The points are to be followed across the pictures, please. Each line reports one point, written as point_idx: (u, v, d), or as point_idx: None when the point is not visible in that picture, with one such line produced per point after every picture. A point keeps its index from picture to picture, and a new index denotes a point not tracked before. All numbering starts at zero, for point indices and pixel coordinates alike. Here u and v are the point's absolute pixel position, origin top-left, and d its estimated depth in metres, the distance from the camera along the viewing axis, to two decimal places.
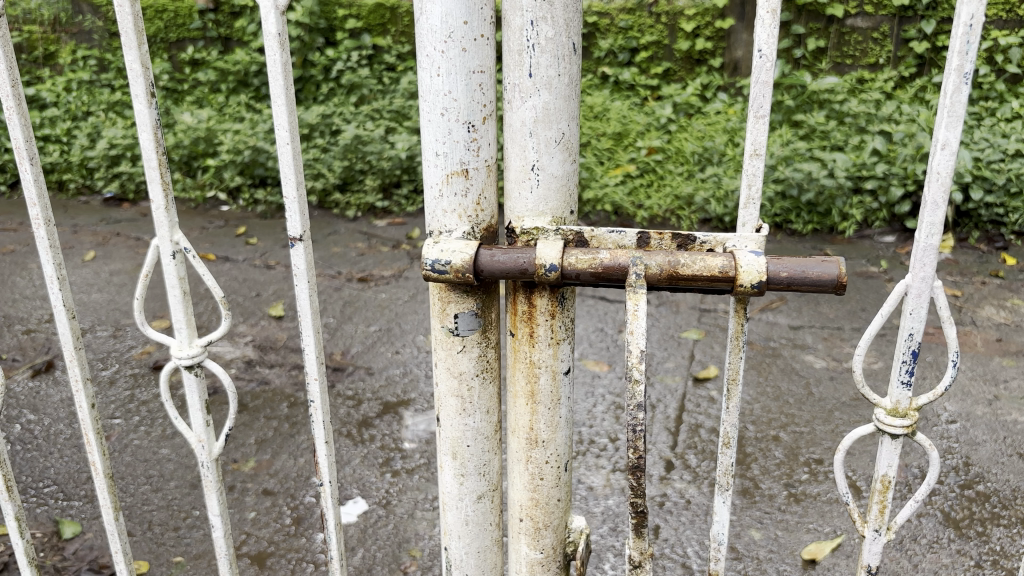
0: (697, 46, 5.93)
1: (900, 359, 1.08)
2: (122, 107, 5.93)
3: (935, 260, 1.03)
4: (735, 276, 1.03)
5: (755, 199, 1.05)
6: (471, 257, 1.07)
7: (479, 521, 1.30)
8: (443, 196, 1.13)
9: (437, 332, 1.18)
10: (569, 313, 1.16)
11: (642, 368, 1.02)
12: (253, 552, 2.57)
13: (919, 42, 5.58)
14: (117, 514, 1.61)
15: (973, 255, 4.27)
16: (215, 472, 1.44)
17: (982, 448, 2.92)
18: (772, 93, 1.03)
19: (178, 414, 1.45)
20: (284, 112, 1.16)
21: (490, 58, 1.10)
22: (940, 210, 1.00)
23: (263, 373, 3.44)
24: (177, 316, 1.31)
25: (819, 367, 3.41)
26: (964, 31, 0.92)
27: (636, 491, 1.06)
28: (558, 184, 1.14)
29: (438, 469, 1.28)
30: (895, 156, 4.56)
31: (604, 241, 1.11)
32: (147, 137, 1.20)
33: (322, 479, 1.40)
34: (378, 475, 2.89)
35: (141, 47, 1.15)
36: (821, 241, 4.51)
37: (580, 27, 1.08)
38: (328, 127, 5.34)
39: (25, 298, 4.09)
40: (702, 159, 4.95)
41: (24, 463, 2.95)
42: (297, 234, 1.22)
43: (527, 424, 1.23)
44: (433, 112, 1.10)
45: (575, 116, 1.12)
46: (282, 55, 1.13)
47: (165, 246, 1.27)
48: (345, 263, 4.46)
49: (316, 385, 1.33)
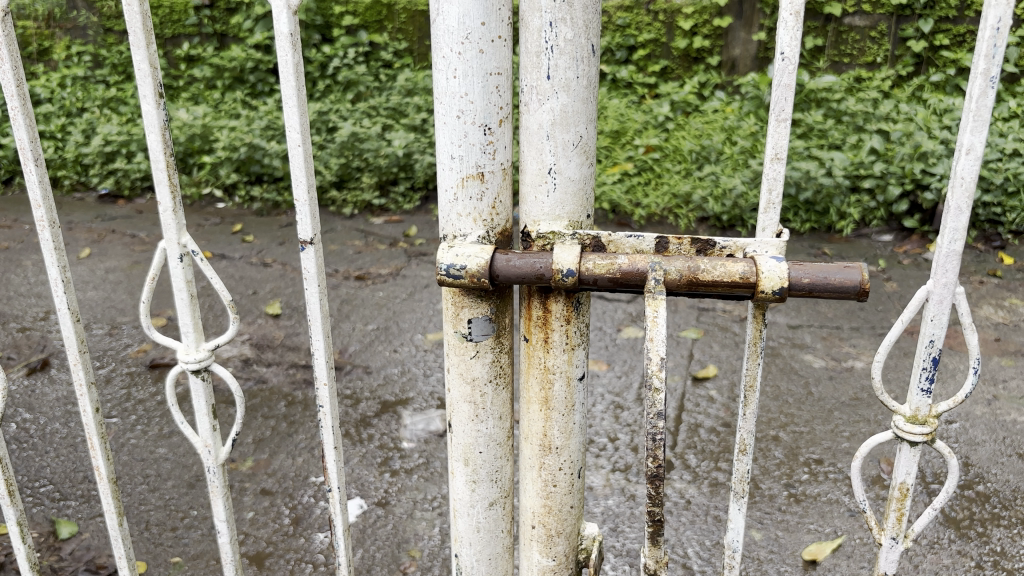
0: (695, 44, 5.92)
1: (920, 366, 1.07)
2: (117, 103, 5.90)
3: (957, 267, 1.02)
4: (757, 282, 1.01)
5: (775, 203, 1.05)
6: (487, 262, 1.06)
7: (490, 527, 1.29)
8: (458, 200, 1.12)
9: (450, 338, 1.17)
10: (584, 318, 1.15)
11: (662, 376, 1.00)
12: (252, 552, 2.55)
13: (917, 41, 5.59)
14: (122, 519, 1.60)
15: (971, 255, 4.27)
16: (221, 477, 1.42)
17: (982, 448, 2.92)
18: (794, 97, 1.02)
19: (184, 418, 1.43)
20: (296, 114, 1.15)
21: (507, 60, 1.08)
22: (964, 215, 0.99)
23: (261, 372, 3.42)
24: (184, 319, 1.30)
25: (818, 367, 3.40)
26: (990, 34, 0.91)
27: (655, 500, 1.05)
28: (575, 188, 1.12)
29: (449, 475, 1.27)
30: (893, 156, 4.57)
31: (621, 246, 1.10)
32: (155, 138, 1.18)
33: (330, 484, 1.39)
34: (376, 474, 2.88)
35: (150, 47, 1.14)
36: (819, 240, 4.50)
37: (600, 28, 1.07)
38: (325, 124, 5.33)
39: (20, 296, 4.06)
40: (700, 158, 4.94)
41: (20, 463, 2.93)
42: (308, 237, 1.20)
43: (540, 430, 1.21)
44: (448, 114, 1.09)
45: (593, 119, 1.11)
46: (294, 56, 1.12)
47: (172, 248, 1.25)
48: (343, 261, 4.43)
49: (326, 390, 1.31)
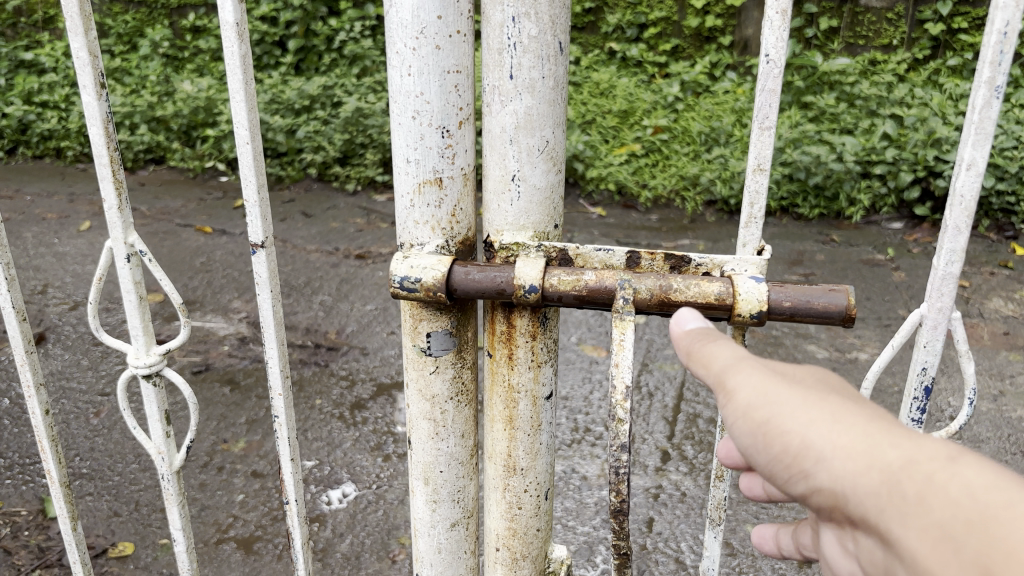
0: (707, 23, 5.81)
1: (913, 395, 1.05)
2: (121, 74, 5.83)
3: (953, 292, 0.97)
4: (732, 304, 0.96)
5: (756, 218, 1.01)
6: (443, 275, 1.00)
7: (452, 548, 1.24)
8: (415, 207, 1.06)
9: (409, 351, 1.11)
10: (550, 335, 1.09)
11: (627, 406, 0.92)
12: (240, 535, 2.53)
13: (935, 23, 5.47)
14: (76, 524, 1.59)
15: (983, 245, 4.19)
16: (176, 485, 1.36)
17: (985, 446, 2.86)
18: (778, 104, 0.98)
19: (136, 424, 1.38)
20: (244, 109, 1.08)
21: (467, 57, 1.02)
22: (961, 235, 0.95)
23: (257, 351, 3.38)
24: (133, 322, 1.25)
25: (821, 358, 3.33)
26: (997, 39, 0.87)
27: (619, 534, 0.98)
28: (540, 196, 1.07)
29: (410, 493, 1.22)
30: (906, 142, 4.45)
31: (589, 260, 1.04)
32: (97, 130, 1.13)
33: (287, 496, 1.33)
34: (369, 458, 2.85)
35: (88, 32, 1.07)
36: (827, 226, 4.43)
37: (567, 24, 1.01)
38: (330, 99, 5.28)
39: (19, 267, 4.03)
40: (709, 139, 4.83)
41: (12, 439, 2.91)
42: (258, 240, 1.14)
43: (504, 450, 1.16)
44: (403, 114, 1.02)
45: (560, 122, 1.05)
46: (241, 47, 1.04)
47: (119, 248, 1.19)
48: (344, 239, 4.38)
49: (281, 400, 1.26)
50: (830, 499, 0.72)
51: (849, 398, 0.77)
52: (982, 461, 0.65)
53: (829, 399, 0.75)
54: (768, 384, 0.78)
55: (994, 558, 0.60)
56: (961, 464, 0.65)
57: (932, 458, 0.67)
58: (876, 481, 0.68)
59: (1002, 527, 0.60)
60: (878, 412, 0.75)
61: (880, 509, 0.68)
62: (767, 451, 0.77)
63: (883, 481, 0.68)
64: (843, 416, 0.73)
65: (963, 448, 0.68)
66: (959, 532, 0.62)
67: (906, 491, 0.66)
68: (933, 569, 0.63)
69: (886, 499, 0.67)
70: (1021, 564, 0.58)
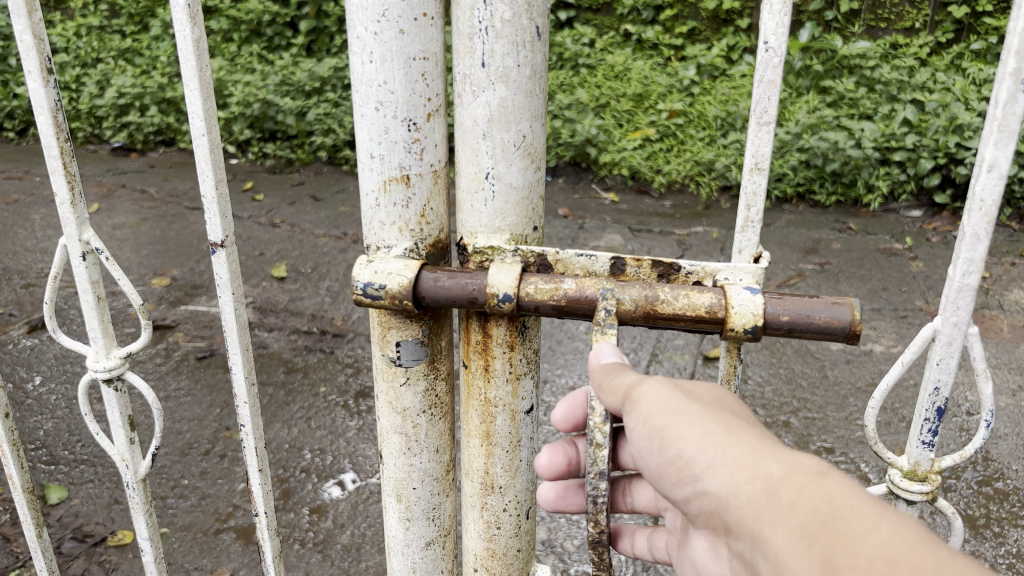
0: (725, 5, 5.69)
1: (923, 416, 0.99)
2: (133, 54, 5.78)
3: (970, 306, 0.92)
4: (724, 318, 0.91)
5: (754, 221, 0.97)
6: (411, 281, 0.96)
7: (428, 568, 1.21)
8: (381, 206, 1.03)
9: (378, 361, 1.08)
10: (529, 346, 1.05)
11: (605, 431, 0.92)
12: (240, 525, 2.48)
13: (958, 6, 5.34)
14: (41, 530, 1.62)
15: (1004, 234, 4.08)
16: (142, 493, 1.35)
17: (1003, 442, 2.78)
18: (778, 95, 0.94)
19: (99, 430, 1.37)
20: (199, 99, 1.04)
21: (436, 43, 0.98)
22: (981, 244, 0.89)
23: (263, 337, 3.34)
24: (91, 323, 1.24)
25: (836, 350, 3.25)
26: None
27: (600, 564, 0.96)
28: (517, 196, 1.03)
29: (383, 510, 1.19)
30: (926, 127, 4.34)
31: (571, 265, 1.00)
32: (45, 120, 1.11)
33: (257, 508, 1.32)
34: (373, 448, 2.80)
35: (32, 15, 1.06)
36: (844, 213, 4.33)
37: (544, 7, 0.96)
38: (341, 81, 5.22)
39: (26, 250, 4.00)
40: (725, 124, 4.74)
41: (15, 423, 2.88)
42: (218, 239, 1.11)
43: (481, 467, 1.12)
44: (366, 105, 0.99)
45: (538, 115, 1.01)
46: (194, 31, 1.01)
47: (73, 246, 1.18)
48: (352, 224, 4.33)
49: (246, 409, 1.24)
50: (713, 501, 0.86)
51: (737, 419, 0.91)
52: (841, 478, 0.81)
53: (726, 421, 0.89)
54: (670, 398, 0.90)
55: (838, 549, 0.75)
56: (827, 479, 0.80)
57: (804, 473, 0.81)
58: (755, 487, 0.82)
59: (851, 525, 0.75)
60: (760, 435, 0.89)
61: (753, 509, 0.82)
62: (661, 455, 0.89)
63: (762, 486, 0.82)
64: (737, 436, 0.86)
65: (827, 468, 0.83)
66: (816, 529, 0.77)
67: (782, 496, 0.80)
68: (791, 560, 0.78)
69: (762, 503, 0.81)
70: (860, 559, 0.74)
